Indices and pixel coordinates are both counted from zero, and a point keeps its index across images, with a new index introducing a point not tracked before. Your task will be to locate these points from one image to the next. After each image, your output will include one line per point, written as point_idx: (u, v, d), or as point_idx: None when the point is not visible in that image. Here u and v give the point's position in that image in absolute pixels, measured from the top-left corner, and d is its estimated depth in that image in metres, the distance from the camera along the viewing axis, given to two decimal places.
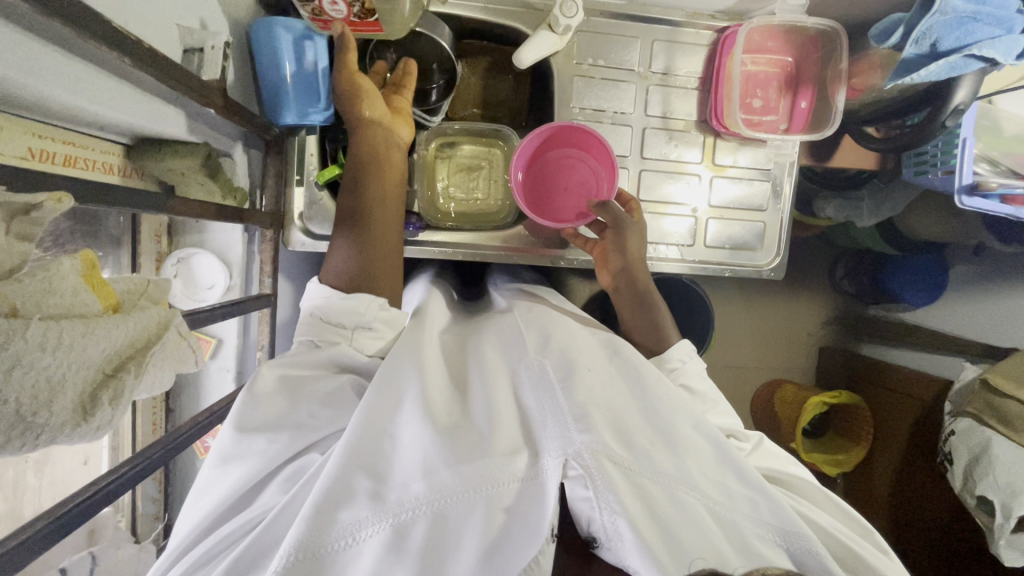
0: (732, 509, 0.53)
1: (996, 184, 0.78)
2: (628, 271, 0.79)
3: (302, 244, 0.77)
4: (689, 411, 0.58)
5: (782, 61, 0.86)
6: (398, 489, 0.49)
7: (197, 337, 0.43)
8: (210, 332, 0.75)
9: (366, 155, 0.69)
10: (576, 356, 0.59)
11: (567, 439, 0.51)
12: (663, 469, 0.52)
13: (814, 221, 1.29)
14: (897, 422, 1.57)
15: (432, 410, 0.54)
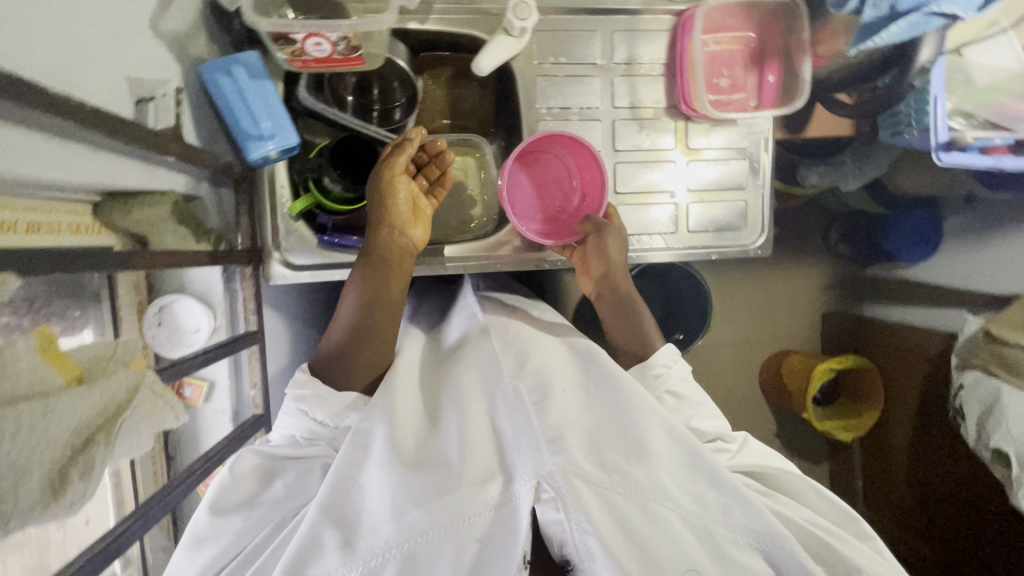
0: (707, 517, 0.57)
1: (972, 139, 0.80)
2: (611, 277, 0.83)
3: (284, 275, 0.78)
4: (661, 419, 0.62)
5: (745, 37, 0.84)
6: (370, 534, 0.54)
7: (173, 395, 0.44)
8: (201, 376, 0.75)
9: (381, 250, 0.71)
10: (550, 378, 0.65)
11: (540, 461, 0.56)
12: (632, 482, 0.56)
13: (800, 191, 1.28)
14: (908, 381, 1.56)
15: (405, 449, 0.59)
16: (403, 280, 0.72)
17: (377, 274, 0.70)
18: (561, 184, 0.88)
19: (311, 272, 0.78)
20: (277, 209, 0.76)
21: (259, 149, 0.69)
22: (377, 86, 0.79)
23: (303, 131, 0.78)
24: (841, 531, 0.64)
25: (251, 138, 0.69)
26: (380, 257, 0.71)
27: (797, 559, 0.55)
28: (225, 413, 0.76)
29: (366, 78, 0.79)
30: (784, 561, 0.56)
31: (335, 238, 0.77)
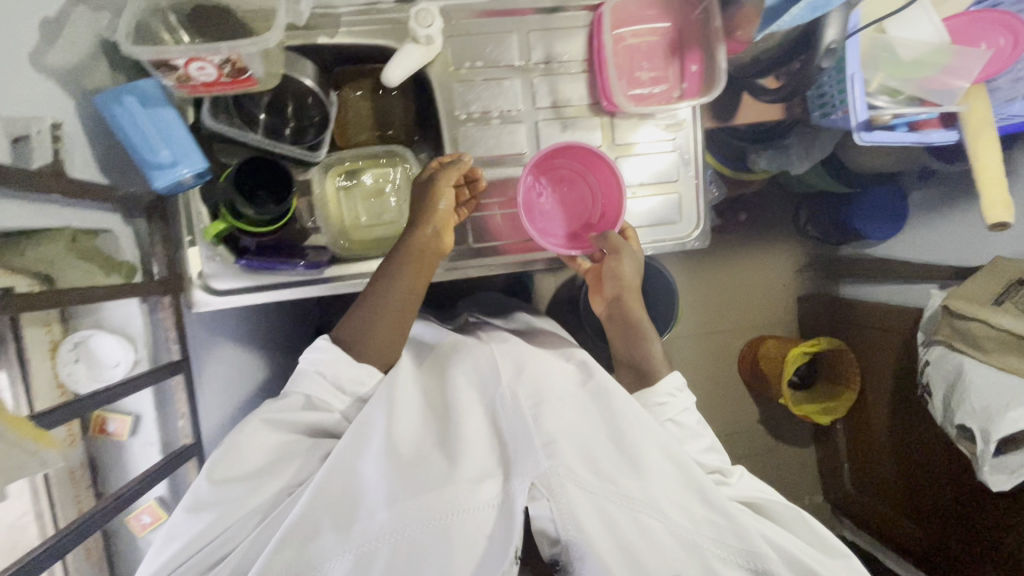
0: (696, 534, 0.59)
1: (890, 117, 0.77)
2: (620, 298, 0.86)
3: (206, 302, 0.76)
4: (659, 436, 0.64)
5: (663, 29, 0.83)
6: (365, 519, 0.56)
7: (32, 442, 0.45)
8: (125, 410, 0.74)
9: (415, 250, 0.74)
10: (545, 386, 0.66)
11: (535, 465, 0.57)
12: (626, 491, 0.58)
13: (752, 176, 1.26)
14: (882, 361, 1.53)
15: (402, 446, 0.61)
16: (425, 271, 0.74)
17: (404, 265, 0.73)
18: (579, 202, 0.89)
19: (235, 296, 0.77)
20: (195, 235, 0.75)
21: (170, 175, 0.67)
22: (292, 104, 0.78)
23: (219, 154, 0.77)
24: (829, 564, 0.65)
25: (161, 166, 0.67)
26: (412, 255, 0.73)
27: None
28: (153, 445, 0.75)
29: (279, 97, 0.77)
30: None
31: (253, 260, 0.76)
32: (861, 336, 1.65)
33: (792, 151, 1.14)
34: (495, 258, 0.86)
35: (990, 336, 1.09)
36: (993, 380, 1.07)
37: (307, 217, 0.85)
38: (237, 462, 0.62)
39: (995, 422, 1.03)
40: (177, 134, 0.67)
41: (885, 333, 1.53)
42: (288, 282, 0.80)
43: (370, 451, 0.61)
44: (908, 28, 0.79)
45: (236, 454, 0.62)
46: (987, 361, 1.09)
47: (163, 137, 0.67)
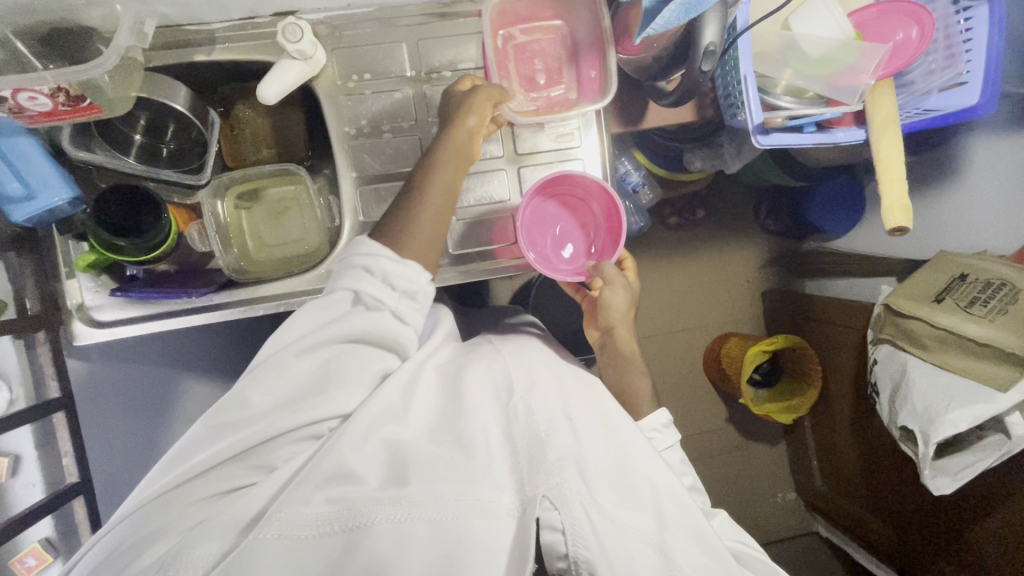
0: (690, 575, 0.60)
1: (783, 119, 0.71)
2: (610, 331, 0.83)
3: (87, 335, 0.73)
4: (667, 473, 0.65)
5: (557, 28, 0.81)
6: (392, 497, 0.57)
7: None
8: (3, 450, 0.71)
9: (446, 152, 0.70)
10: (574, 403, 0.68)
11: (550, 480, 0.59)
12: (629, 515, 0.60)
13: (690, 177, 1.23)
14: (841, 357, 1.49)
15: (431, 442, 0.62)
16: (465, 164, 0.71)
17: (444, 163, 0.69)
18: (585, 230, 0.89)
19: (118, 328, 0.75)
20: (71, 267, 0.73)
21: (48, 197, 0.66)
22: (169, 127, 0.75)
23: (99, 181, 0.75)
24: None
25: (28, 195, 0.65)
26: (446, 157, 0.70)
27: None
28: (35, 484, 0.72)
29: (154, 118, 0.74)
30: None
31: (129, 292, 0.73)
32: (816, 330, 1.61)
33: (724, 150, 1.10)
34: None
35: (929, 334, 1.06)
36: (934, 380, 1.04)
37: (199, 242, 0.80)
38: (262, 387, 0.59)
39: (935, 424, 1.00)
40: (38, 166, 0.65)
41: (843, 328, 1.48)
42: (175, 310, 0.76)
43: (386, 448, 0.61)
44: (810, 23, 0.75)
45: (275, 374, 0.59)
46: (929, 359, 1.06)
47: (23, 171, 0.65)
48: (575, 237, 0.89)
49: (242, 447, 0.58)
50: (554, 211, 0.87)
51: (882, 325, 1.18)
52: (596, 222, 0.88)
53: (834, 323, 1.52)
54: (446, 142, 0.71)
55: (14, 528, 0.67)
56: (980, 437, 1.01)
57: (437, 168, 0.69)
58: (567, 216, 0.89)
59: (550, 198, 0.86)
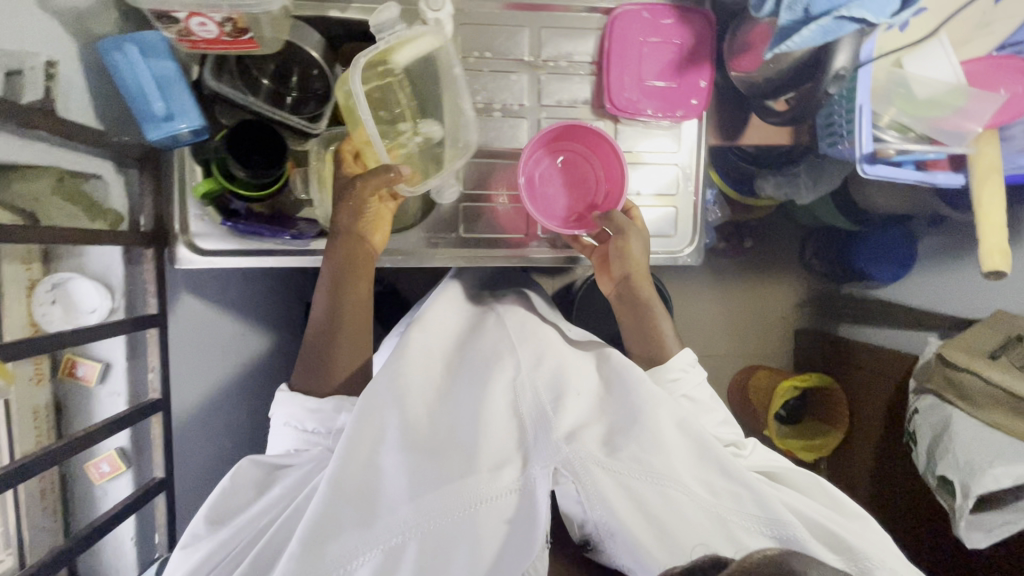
0: (719, 505, 0.60)
1: (895, 152, 0.75)
2: (629, 280, 0.81)
3: (189, 261, 0.77)
4: (675, 413, 0.66)
5: (678, 38, 0.82)
6: (392, 510, 0.59)
7: None
8: (95, 356, 0.73)
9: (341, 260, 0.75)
10: (564, 379, 0.71)
11: (556, 452, 0.60)
12: (649, 465, 0.60)
13: (757, 202, 1.24)
14: (873, 403, 1.49)
15: (418, 434, 0.65)
16: (362, 284, 0.76)
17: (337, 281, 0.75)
18: (590, 181, 0.84)
19: (218, 258, 0.78)
20: (185, 192, 0.75)
21: (168, 129, 0.67)
22: (296, 75, 0.78)
23: (221, 116, 0.76)
24: (860, 525, 0.66)
25: (156, 120, 0.67)
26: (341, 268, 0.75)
27: (812, 548, 0.58)
28: (120, 395, 0.74)
29: (284, 65, 0.77)
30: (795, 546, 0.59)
31: (240, 226, 0.76)
32: (849, 375, 1.61)
33: (800, 180, 1.12)
34: (483, 250, 0.86)
35: (984, 391, 1.06)
36: (979, 435, 1.04)
37: (300, 189, 0.81)
38: (232, 503, 0.67)
39: (976, 478, 1.00)
40: (176, 86, 0.67)
41: (880, 377, 1.48)
42: (272, 249, 0.80)
43: (382, 443, 0.64)
44: (925, 64, 0.77)
45: (234, 496, 0.67)
46: (975, 414, 1.07)
47: (161, 88, 0.67)
48: (580, 188, 0.85)
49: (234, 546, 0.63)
50: (554, 166, 0.84)
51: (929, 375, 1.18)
52: (600, 173, 0.84)
53: (869, 368, 1.53)
54: (336, 254, 0.75)
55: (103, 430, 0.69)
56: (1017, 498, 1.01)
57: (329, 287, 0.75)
58: (569, 172, 0.84)
59: (547, 153, 0.83)
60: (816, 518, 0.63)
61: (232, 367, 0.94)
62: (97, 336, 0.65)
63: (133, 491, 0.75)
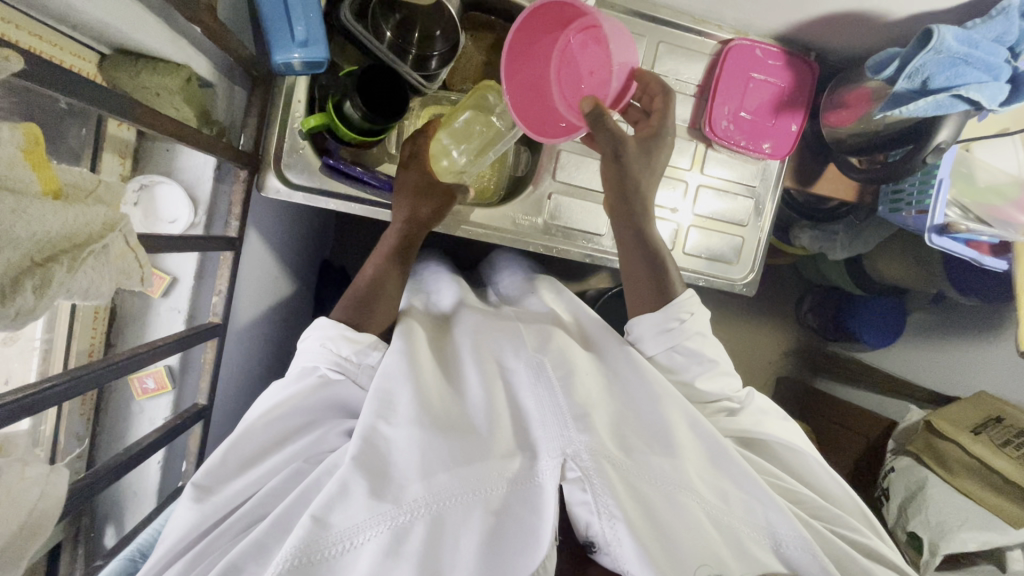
0: (729, 514, 0.59)
1: (965, 228, 0.80)
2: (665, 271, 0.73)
3: (277, 191, 0.75)
4: (687, 412, 0.64)
5: (781, 79, 0.86)
6: (399, 490, 0.55)
7: (149, 263, 0.42)
8: (165, 269, 0.71)
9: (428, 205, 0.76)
10: (572, 357, 0.67)
11: (567, 441, 0.57)
12: (661, 471, 0.59)
13: (789, 249, 1.30)
14: (839, 457, 1.46)
15: (432, 412, 0.60)
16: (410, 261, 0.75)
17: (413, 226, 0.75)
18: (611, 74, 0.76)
19: (305, 193, 0.76)
20: (287, 123, 0.74)
21: (285, 54, 0.67)
22: (419, 30, 0.78)
23: (333, 53, 0.76)
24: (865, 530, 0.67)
25: (281, 41, 0.67)
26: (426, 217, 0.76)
27: (818, 561, 0.57)
28: (180, 313, 0.71)
29: (411, 18, 0.77)
30: (801, 557, 0.58)
31: (338, 165, 0.75)
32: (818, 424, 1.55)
33: (837, 237, 1.18)
34: (558, 244, 0.88)
35: (960, 460, 1.12)
36: (954, 500, 1.09)
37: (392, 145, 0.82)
38: (238, 452, 0.60)
39: (946, 538, 1.06)
40: (311, 14, 0.66)
41: (852, 434, 1.43)
42: (360, 197, 0.79)
43: (390, 414, 0.60)
44: (991, 154, 0.86)
45: (242, 442, 0.60)
46: (952, 481, 1.11)
47: (301, 14, 0.66)
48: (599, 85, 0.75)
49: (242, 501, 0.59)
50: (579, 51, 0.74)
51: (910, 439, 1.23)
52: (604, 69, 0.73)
53: (840, 421, 1.48)
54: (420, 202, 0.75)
55: (161, 352, 0.62)
56: (975, 562, 1.10)
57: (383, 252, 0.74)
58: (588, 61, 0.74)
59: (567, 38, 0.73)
60: (825, 539, 0.61)
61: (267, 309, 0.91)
62: (193, 247, 0.62)
63: (171, 414, 0.72)
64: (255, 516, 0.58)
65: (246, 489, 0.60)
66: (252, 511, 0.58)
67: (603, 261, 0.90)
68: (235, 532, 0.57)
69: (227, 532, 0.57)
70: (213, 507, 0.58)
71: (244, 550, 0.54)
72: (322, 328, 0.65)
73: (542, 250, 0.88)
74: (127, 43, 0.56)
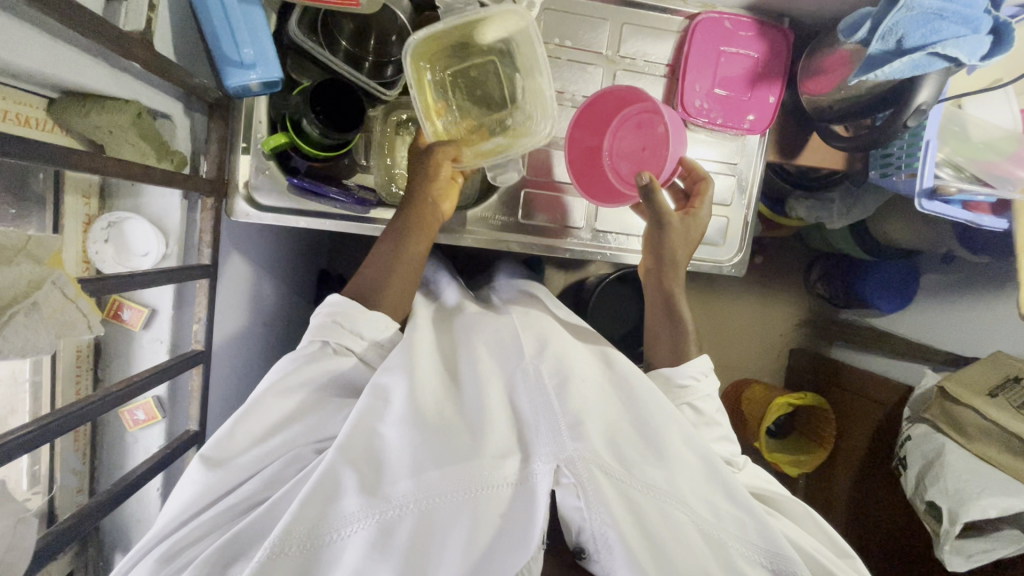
0: (719, 528, 0.57)
1: (956, 190, 0.80)
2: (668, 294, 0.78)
3: (247, 215, 0.75)
4: (683, 426, 0.62)
5: (756, 49, 0.83)
6: (389, 486, 0.54)
7: (87, 302, 0.45)
8: (142, 301, 0.72)
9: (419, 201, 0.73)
10: (570, 365, 0.64)
11: (559, 448, 0.56)
12: (653, 479, 0.57)
13: (785, 221, 1.26)
14: (855, 427, 1.40)
15: (425, 411, 0.59)
16: (425, 240, 0.73)
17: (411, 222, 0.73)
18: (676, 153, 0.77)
19: (276, 214, 0.76)
20: (251, 145, 0.75)
21: (241, 77, 0.67)
22: (374, 38, 0.77)
23: (290, 69, 0.76)
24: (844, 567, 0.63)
25: (232, 65, 0.66)
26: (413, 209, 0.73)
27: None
28: (162, 343, 0.73)
29: (365, 27, 0.76)
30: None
31: (303, 182, 0.74)
32: (836, 396, 1.49)
33: (834, 206, 1.14)
34: (538, 242, 0.86)
35: (977, 425, 1.06)
36: (973, 468, 1.04)
37: (361, 155, 0.81)
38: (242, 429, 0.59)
39: (965, 505, 0.99)
40: (260, 34, 0.65)
41: (869, 401, 1.37)
42: (332, 212, 0.79)
43: (386, 413, 0.59)
44: (986, 109, 0.81)
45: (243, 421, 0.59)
46: (969, 447, 1.06)
47: (247, 36, 0.65)
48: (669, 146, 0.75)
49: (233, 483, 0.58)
50: (626, 133, 0.80)
51: (926, 406, 1.17)
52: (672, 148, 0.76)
53: (856, 391, 1.43)
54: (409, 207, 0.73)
55: (146, 383, 0.62)
56: (997, 527, 1.03)
57: (393, 234, 0.72)
58: (648, 136, 0.79)
59: (622, 120, 0.80)
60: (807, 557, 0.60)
61: (257, 327, 0.91)
62: (166, 280, 0.63)
63: (165, 442, 0.74)
64: (245, 502, 0.57)
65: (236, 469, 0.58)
66: (240, 499, 0.57)
67: (585, 254, 0.88)
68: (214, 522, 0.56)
69: (206, 524, 0.55)
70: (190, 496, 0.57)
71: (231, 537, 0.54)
72: (334, 307, 0.66)
73: (523, 250, 0.87)
74: (70, 86, 0.56)
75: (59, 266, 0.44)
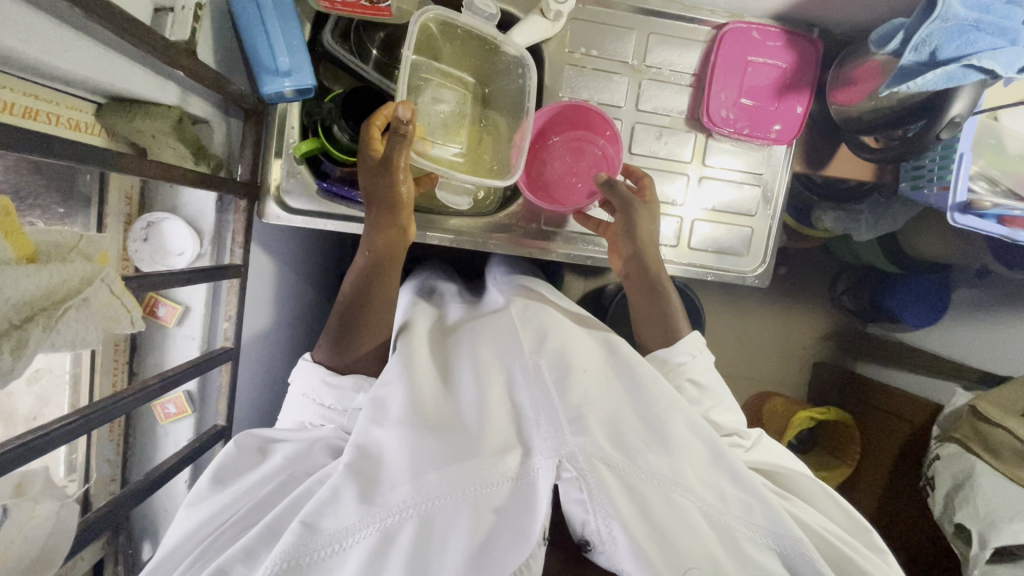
0: (725, 513, 0.57)
1: (990, 203, 0.76)
2: (641, 261, 0.78)
3: (278, 217, 0.77)
4: (685, 412, 0.62)
5: (783, 60, 0.83)
6: (388, 492, 0.54)
7: (131, 299, 0.48)
8: (177, 299, 0.75)
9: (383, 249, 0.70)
10: (570, 357, 0.65)
11: (561, 442, 0.56)
12: (656, 468, 0.57)
13: (811, 232, 1.23)
14: (880, 446, 1.36)
15: (423, 414, 0.59)
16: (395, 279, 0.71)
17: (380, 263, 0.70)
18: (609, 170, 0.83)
19: (306, 218, 0.78)
20: (282, 149, 0.75)
21: (275, 84, 0.69)
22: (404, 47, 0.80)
23: (324, 77, 0.78)
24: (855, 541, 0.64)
25: (267, 73, 0.68)
26: (383, 255, 0.70)
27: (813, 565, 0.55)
28: (194, 340, 0.75)
29: (394, 37, 0.79)
30: (795, 559, 0.56)
31: (333, 187, 0.76)
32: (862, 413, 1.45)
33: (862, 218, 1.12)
34: (560, 249, 0.87)
35: (1012, 447, 1.01)
36: (1004, 491, 1.00)
37: None
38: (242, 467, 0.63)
39: (996, 529, 0.96)
40: (294, 44, 0.68)
41: (898, 420, 1.33)
42: (358, 216, 0.79)
43: (385, 415, 0.59)
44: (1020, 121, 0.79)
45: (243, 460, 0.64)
46: (1003, 470, 1.01)
47: (284, 46, 0.68)
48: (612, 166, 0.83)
49: (238, 506, 0.60)
50: (561, 154, 0.83)
51: (956, 425, 1.13)
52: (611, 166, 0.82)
53: (882, 408, 1.39)
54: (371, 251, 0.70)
55: (178, 378, 0.63)
56: None
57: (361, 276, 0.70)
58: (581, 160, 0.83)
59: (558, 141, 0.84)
60: (821, 539, 0.60)
61: (282, 326, 0.93)
62: (198, 280, 0.64)
63: (193, 435, 0.76)
64: (247, 523, 0.58)
65: (239, 499, 0.61)
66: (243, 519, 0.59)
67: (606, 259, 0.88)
68: (231, 537, 0.58)
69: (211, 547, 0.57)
70: (205, 518, 0.59)
71: (234, 553, 0.54)
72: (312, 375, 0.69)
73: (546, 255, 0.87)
74: (118, 92, 0.59)
75: (107, 266, 0.47)
